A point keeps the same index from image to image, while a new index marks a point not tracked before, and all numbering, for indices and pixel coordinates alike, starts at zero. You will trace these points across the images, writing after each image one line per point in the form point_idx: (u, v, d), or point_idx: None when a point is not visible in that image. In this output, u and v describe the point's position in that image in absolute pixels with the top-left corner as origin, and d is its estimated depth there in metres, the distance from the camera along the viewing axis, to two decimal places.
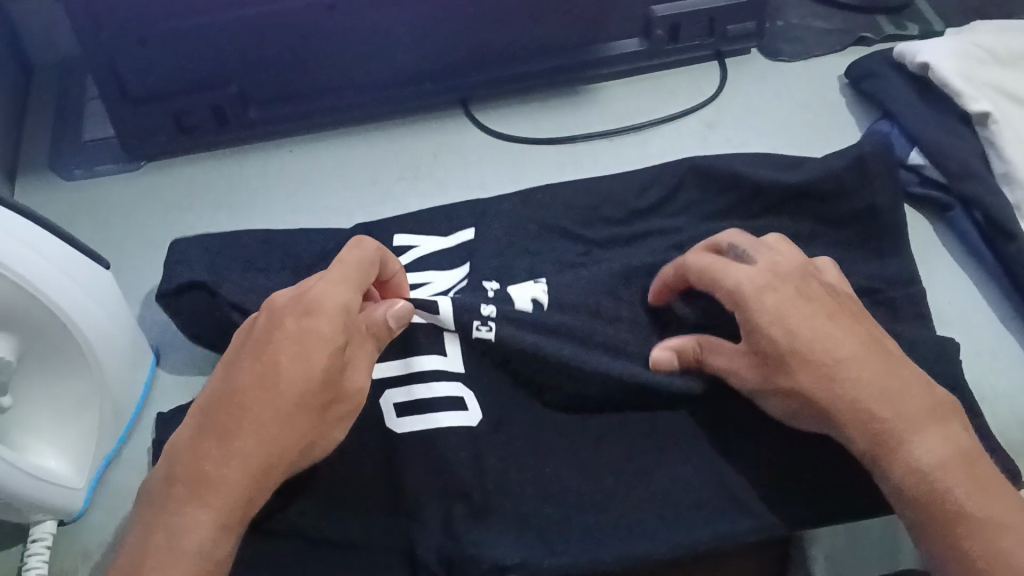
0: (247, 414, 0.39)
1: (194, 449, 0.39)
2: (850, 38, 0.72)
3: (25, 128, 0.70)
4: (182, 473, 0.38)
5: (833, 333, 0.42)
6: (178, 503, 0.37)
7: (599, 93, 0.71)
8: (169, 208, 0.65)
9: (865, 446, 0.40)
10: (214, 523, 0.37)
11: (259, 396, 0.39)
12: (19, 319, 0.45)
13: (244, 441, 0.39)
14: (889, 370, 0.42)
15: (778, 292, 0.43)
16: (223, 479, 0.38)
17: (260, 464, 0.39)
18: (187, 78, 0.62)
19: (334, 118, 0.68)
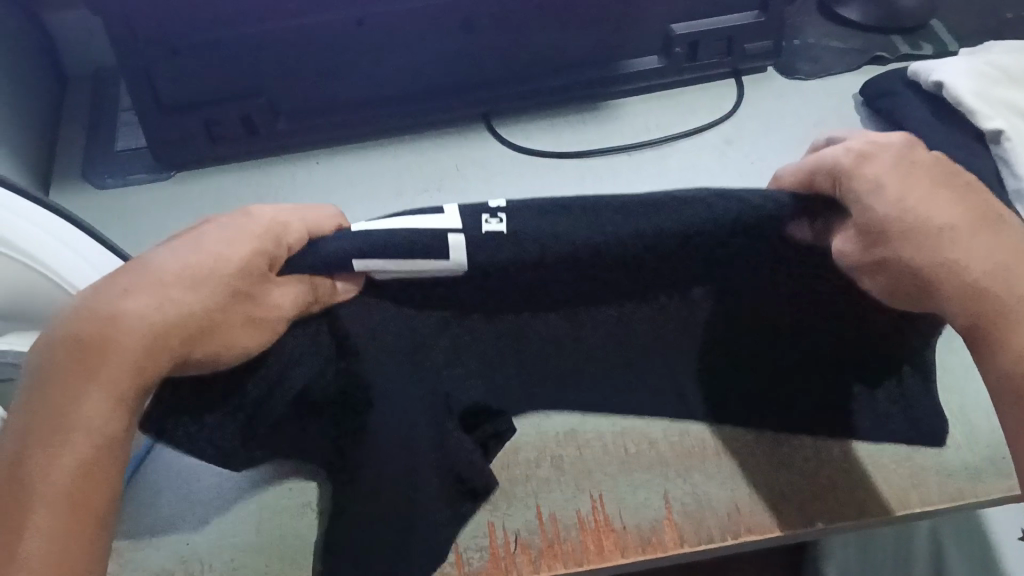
0: (160, 273, 0.35)
1: (100, 302, 0.35)
2: (866, 58, 0.74)
3: (59, 137, 0.72)
4: (85, 329, 0.34)
5: (935, 202, 0.37)
6: (76, 367, 0.34)
7: (619, 109, 0.73)
8: (197, 214, 0.66)
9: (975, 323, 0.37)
10: (97, 392, 0.34)
11: (169, 278, 0.35)
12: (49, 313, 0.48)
13: (147, 302, 0.35)
14: (1010, 242, 0.37)
15: (881, 165, 0.37)
16: (113, 341, 0.34)
17: (150, 337, 0.34)
18: (219, 89, 0.64)
19: (359, 131, 0.70)
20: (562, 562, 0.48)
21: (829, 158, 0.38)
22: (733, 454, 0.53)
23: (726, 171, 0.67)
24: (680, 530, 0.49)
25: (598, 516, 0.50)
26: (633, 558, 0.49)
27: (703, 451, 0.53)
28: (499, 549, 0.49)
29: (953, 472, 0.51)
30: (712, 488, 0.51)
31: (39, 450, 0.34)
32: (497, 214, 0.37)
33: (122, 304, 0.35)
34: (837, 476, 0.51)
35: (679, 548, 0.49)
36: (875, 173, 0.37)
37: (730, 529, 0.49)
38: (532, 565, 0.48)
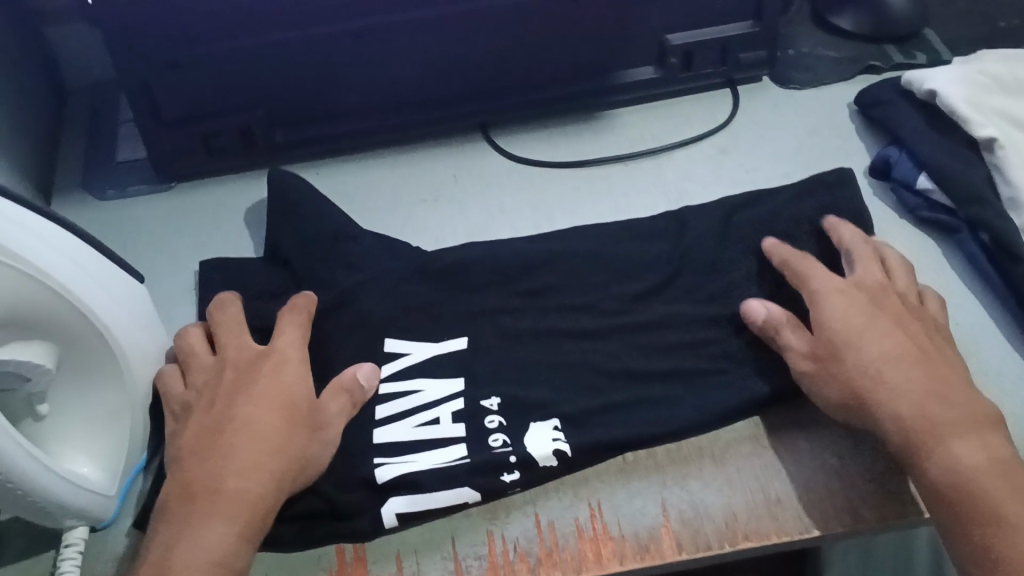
0: (240, 428, 0.47)
1: (202, 464, 0.46)
2: (860, 67, 0.74)
3: (60, 150, 0.73)
4: (193, 487, 0.45)
5: (875, 342, 0.49)
6: (193, 515, 0.44)
7: (614, 119, 0.73)
8: (196, 226, 0.67)
9: (902, 443, 0.46)
10: (218, 529, 0.43)
11: (250, 425, 0.47)
12: (44, 319, 0.46)
13: (245, 447, 0.46)
14: (943, 372, 0.48)
15: (852, 298, 0.52)
16: (225, 489, 0.45)
17: (261, 473, 0.46)
18: (218, 101, 0.64)
19: (360, 143, 0.71)
20: (561, 570, 0.49)
21: (817, 278, 0.54)
22: (729, 460, 0.53)
23: (722, 181, 0.67)
24: (678, 536, 0.50)
25: (596, 524, 0.51)
26: (631, 566, 0.49)
27: (700, 459, 0.53)
28: (498, 558, 0.49)
29: None
30: (707, 495, 0.51)
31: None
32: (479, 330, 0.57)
33: (225, 456, 0.46)
34: (831, 481, 0.51)
35: (677, 555, 0.49)
36: (846, 300, 0.52)
37: (726, 537, 0.50)
38: (531, 573, 0.49)
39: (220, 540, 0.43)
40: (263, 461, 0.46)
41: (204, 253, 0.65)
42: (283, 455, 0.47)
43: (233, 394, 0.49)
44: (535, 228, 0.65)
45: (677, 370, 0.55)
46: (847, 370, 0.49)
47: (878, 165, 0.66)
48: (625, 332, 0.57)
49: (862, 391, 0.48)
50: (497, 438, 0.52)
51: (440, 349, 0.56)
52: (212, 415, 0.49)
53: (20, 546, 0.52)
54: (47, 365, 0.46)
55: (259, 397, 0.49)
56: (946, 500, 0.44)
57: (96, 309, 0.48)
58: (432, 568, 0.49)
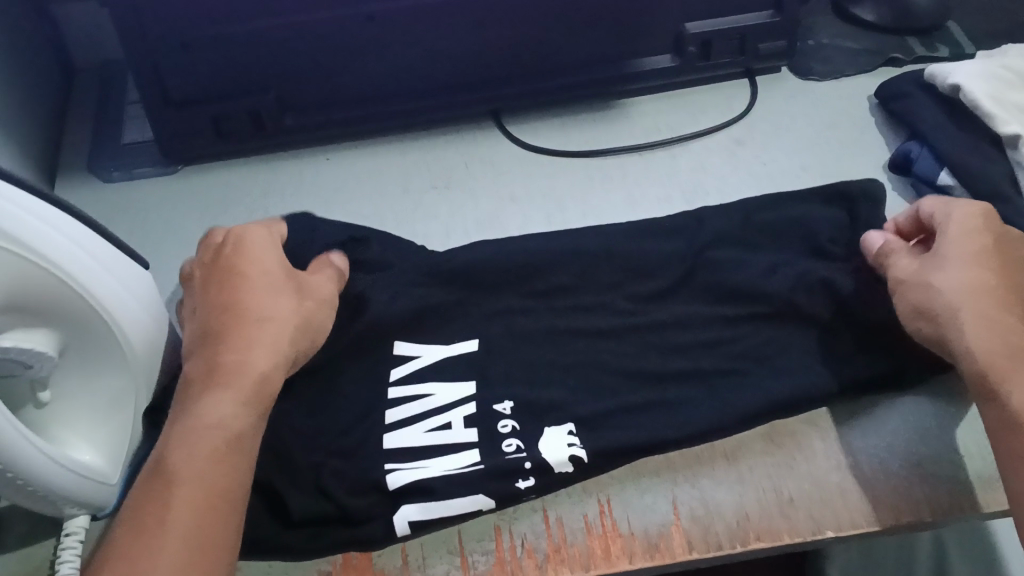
0: (230, 313, 0.48)
1: (200, 355, 0.47)
2: (880, 60, 0.73)
3: (66, 131, 0.72)
4: (193, 376, 0.46)
5: (965, 272, 0.49)
6: (196, 396, 0.45)
7: (629, 108, 0.72)
8: (203, 211, 0.66)
9: (977, 363, 0.46)
10: (224, 403, 0.45)
11: (240, 308, 0.49)
12: (46, 305, 0.45)
13: (239, 330, 0.48)
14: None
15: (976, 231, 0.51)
16: (225, 369, 0.46)
17: (256, 350, 0.47)
18: (228, 83, 0.63)
19: (369, 128, 0.69)
20: (568, 567, 0.48)
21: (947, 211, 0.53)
22: (741, 460, 0.52)
23: (738, 174, 0.66)
24: (688, 535, 0.49)
25: (605, 520, 0.50)
26: (640, 564, 0.48)
27: (711, 457, 0.52)
28: (505, 554, 0.49)
29: (963, 479, 0.50)
30: (718, 494, 0.51)
31: (179, 445, 0.42)
32: (488, 325, 0.56)
33: (221, 342, 0.47)
34: (845, 482, 0.50)
35: (688, 554, 0.48)
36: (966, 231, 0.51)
37: (738, 536, 0.49)
38: (538, 569, 0.48)
39: (228, 415, 0.44)
40: (265, 343, 0.48)
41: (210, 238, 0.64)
42: (280, 333, 0.49)
43: (218, 285, 0.50)
44: (547, 218, 0.64)
45: (689, 371, 0.54)
46: (933, 302, 0.49)
47: (897, 159, 0.65)
48: (637, 336, 0.56)
49: (943, 319, 0.48)
50: (511, 444, 0.51)
51: (452, 351, 0.55)
52: (205, 309, 0.49)
53: (20, 533, 0.51)
54: (48, 352, 0.45)
55: (246, 280, 0.50)
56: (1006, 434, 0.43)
57: (101, 296, 0.47)
58: (438, 563, 0.48)
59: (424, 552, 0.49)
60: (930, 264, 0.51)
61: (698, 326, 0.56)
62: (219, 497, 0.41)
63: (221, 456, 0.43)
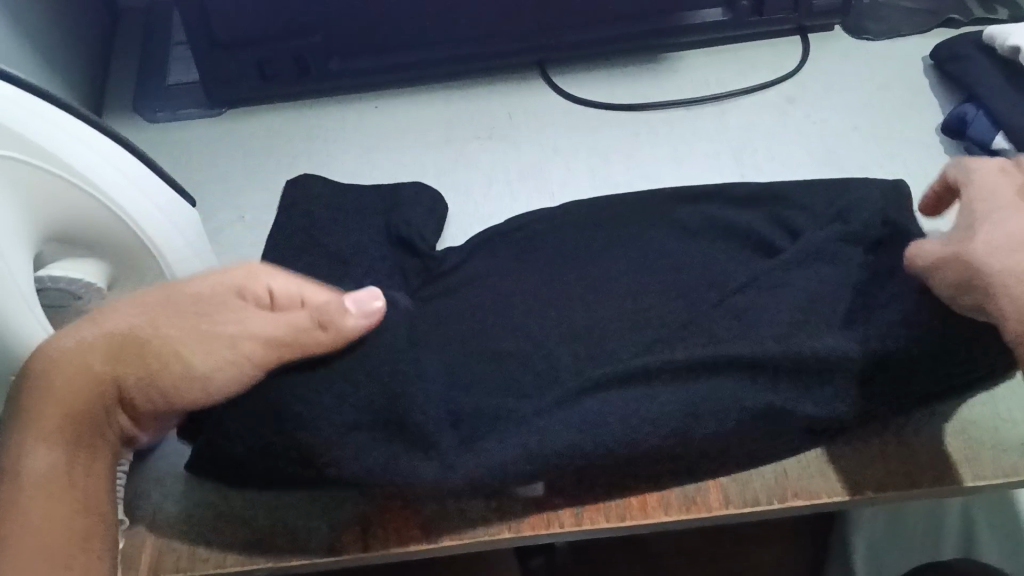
0: (93, 333, 0.42)
1: (41, 369, 0.41)
2: (937, 21, 0.71)
3: (111, 70, 0.72)
4: (29, 403, 0.41)
5: (1012, 221, 0.41)
6: (18, 439, 0.40)
7: (678, 62, 0.71)
8: (247, 154, 0.66)
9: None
10: (38, 453, 0.40)
11: (104, 336, 0.42)
12: (100, 239, 0.45)
13: (71, 360, 0.41)
14: None
15: None
16: (42, 405, 0.40)
17: (87, 386, 0.41)
18: (272, 25, 0.63)
19: (413, 75, 0.69)
20: (604, 516, 0.48)
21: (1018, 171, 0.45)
22: None
23: (787, 132, 0.65)
24: (726, 490, 0.49)
25: None
26: (676, 518, 0.48)
27: None
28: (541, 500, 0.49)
29: (1006, 446, 0.49)
30: None
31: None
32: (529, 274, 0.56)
33: (55, 357, 0.42)
34: (891, 444, 0.50)
35: (724, 509, 0.48)
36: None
37: (775, 492, 0.49)
38: (574, 518, 0.48)
39: (46, 460, 0.39)
40: (119, 353, 0.42)
41: (254, 182, 0.64)
42: (78, 366, 0.41)
43: (158, 323, 0.44)
44: (591, 171, 0.63)
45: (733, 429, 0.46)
46: (968, 256, 0.41)
47: (952, 122, 0.63)
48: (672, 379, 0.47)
49: (979, 269, 0.41)
50: None
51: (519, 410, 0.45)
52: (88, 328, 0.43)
53: None
54: (98, 283, 0.46)
55: (118, 316, 0.43)
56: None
57: (156, 237, 0.47)
58: (475, 506, 0.49)
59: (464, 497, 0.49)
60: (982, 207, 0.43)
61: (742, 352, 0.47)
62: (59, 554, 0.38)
63: (53, 506, 0.38)
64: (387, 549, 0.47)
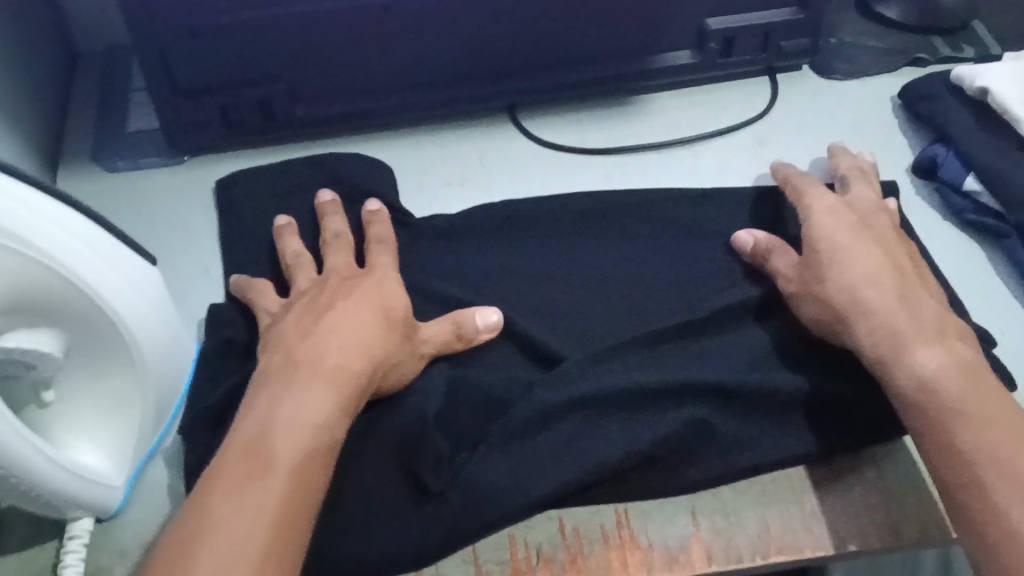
0: (346, 314, 0.48)
1: (305, 341, 0.46)
2: (905, 60, 0.71)
3: (69, 117, 0.70)
4: (300, 359, 0.45)
5: (865, 250, 0.51)
6: (298, 380, 0.44)
7: (648, 103, 0.70)
8: (210, 204, 0.64)
9: (877, 346, 0.46)
10: (327, 402, 0.43)
11: (358, 324, 0.47)
12: (53, 304, 0.43)
13: (342, 334, 0.47)
14: (911, 286, 0.49)
15: (839, 215, 0.53)
16: (324, 365, 0.45)
17: (364, 362, 0.46)
18: (236, 72, 0.62)
19: (380, 120, 0.68)
20: None
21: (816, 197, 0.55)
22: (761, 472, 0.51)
23: (759, 174, 0.64)
24: (709, 548, 0.48)
25: (623, 531, 0.49)
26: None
27: None
28: (521, 563, 0.48)
29: None
30: (739, 504, 0.49)
31: (280, 432, 0.41)
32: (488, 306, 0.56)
33: (319, 336, 0.47)
34: (869, 496, 0.49)
35: (708, 567, 0.47)
36: (830, 225, 0.52)
37: (759, 550, 0.48)
38: None
39: (319, 408, 0.43)
40: (361, 330, 0.47)
41: (217, 232, 0.62)
42: (348, 320, 0.48)
43: (338, 292, 0.50)
44: None
45: (675, 437, 0.48)
46: (824, 281, 0.50)
47: (923, 163, 0.63)
48: (603, 412, 0.49)
49: (844, 300, 0.48)
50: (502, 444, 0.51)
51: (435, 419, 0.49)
52: (315, 300, 0.50)
53: (20, 535, 0.50)
54: (53, 353, 0.44)
55: (371, 291, 0.50)
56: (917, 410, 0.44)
57: (112, 300, 0.45)
58: (452, 571, 0.47)
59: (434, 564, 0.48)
60: (816, 245, 0.51)
61: (652, 373, 0.51)
62: (296, 500, 0.39)
63: (306, 455, 0.41)
64: None
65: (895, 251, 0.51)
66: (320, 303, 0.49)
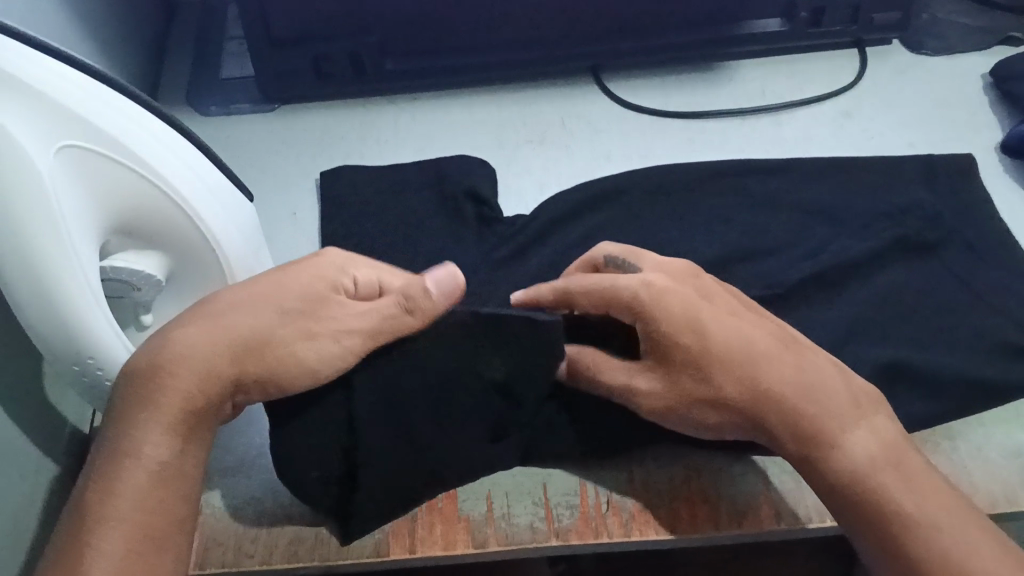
0: (215, 306, 0.40)
1: (156, 344, 0.39)
2: (997, 38, 0.70)
3: (165, 63, 0.72)
4: (140, 371, 0.39)
5: (742, 331, 0.43)
6: (135, 405, 0.38)
7: (733, 71, 0.70)
8: (299, 152, 0.66)
9: (799, 443, 0.41)
10: (159, 430, 0.38)
11: (224, 311, 0.40)
12: (157, 228, 0.45)
13: (199, 327, 0.39)
14: (800, 352, 0.43)
15: (680, 291, 0.43)
16: (169, 375, 0.38)
17: (210, 366, 0.39)
18: (330, 23, 0.63)
19: (465, 78, 0.68)
20: (653, 527, 0.48)
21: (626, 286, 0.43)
22: None
23: (844, 146, 0.64)
24: (778, 507, 0.48)
25: (693, 485, 0.49)
26: (726, 531, 0.48)
27: None
28: (590, 509, 0.49)
29: None
30: None
31: (112, 477, 0.37)
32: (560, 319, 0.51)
33: (176, 333, 0.39)
34: (942, 466, 0.49)
35: (776, 525, 0.48)
36: (675, 301, 0.43)
37: (827, 513, 0.48)
38: (623, 527, 0.48)
39: (156, 442, 0.37)
40: (236, 315, 0.40)
41: (305, 179, 0.64)
42: (208, 313, 0.40)
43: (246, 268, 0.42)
44: None
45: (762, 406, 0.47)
46: (723, 381, 0.41)
47: (1012, 141, 0.62)
48: None
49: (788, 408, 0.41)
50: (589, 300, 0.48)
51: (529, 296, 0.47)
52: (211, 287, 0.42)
53: None
54: (154, 274, 0.45)
55: (247, 272, 0.42)
56: (849, 504, 0.39)
57: (215, 227, 0.46)
58: (523, 512, 0.49)
59: (503, 506, 0.49)
60: (684, 342, 0.42)
61: None
62: (133, 553, 0.36)
63: (146, 495, 0.37)
64: (433, 552, 0.47)
65: (765, 319, 0.44)
66: (205, 311, 0.40)
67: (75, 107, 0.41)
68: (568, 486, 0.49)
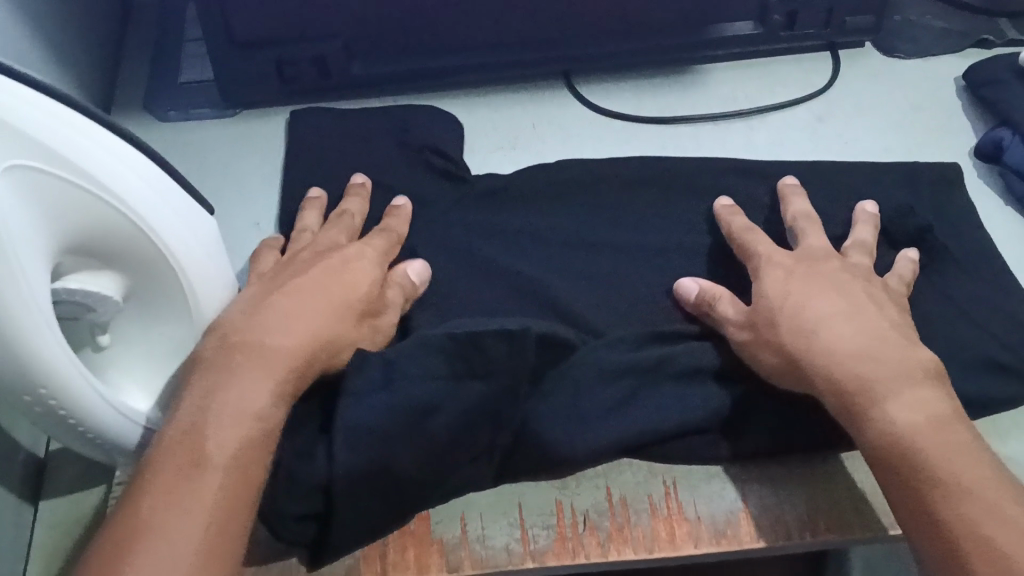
0: (303, 292, 0.44)
1: (247, 317, 0.42)
2: (969, 41, 0.70)
3: (121, 66, 0.70)
4: (239, 336, 0.41)
5: (823, 297, 0.44)
6: (235, 361, 0.40)
7: (705, 74, 0.69)
8: (261, 158, 0.64)
9: (840, 398, 0.41)
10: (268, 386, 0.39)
11: (313, 299, 0.44)
12: (115, 248, 0.43)
13: (293, 305, 0.43)
14: (876, 322, 0.44)
15: (786, 272, 0.46)
16: (271, 343, 0.41)
17: (311, 345, 0.42)
18: (293, 27, 0.61)
19: (434, 82, 0.67)
20: (631, 547, 0.47)
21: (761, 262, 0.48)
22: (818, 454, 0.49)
23: (818, 151, 0.63)
24: (758, 523, 0.47)
25: (671, 503, 0.48)
26: (706, 550, 0.47)
27: None
28: (566, 529, 0.47)
29: None
30: (787, 480, 0.48)
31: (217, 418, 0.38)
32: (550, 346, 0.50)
33: (270, 311, 0.43)
34: None
35: (756, 542, 0.46)
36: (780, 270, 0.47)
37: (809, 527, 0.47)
38: (600, 548, 0.47)
39: (258, 394, 0.39)
40: (313, 308, 0.43)
41: (268, 187, 0.62)
42: (294, 298, 0.44)
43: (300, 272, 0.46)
44: None
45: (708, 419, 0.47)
46: (777, 333, 0.44)
47: (986, 146, 0.61)
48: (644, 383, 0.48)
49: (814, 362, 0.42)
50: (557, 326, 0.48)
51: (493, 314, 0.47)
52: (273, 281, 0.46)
53: (69, 478, 0.50)
54: (113, 297, 0.43)
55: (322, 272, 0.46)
56: (898, 479, 0.39)
57: (176, 247, 0.44)
58: (497, 534, 0.47)
59: (478, 527, 0.48)
60: (765, 298, 0.45)
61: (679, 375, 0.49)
62: (234, 489, 0.36)
63: (248, 444, 0.38)
64: None
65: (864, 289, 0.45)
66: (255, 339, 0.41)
67: (28, 127, 0.38)
68: (542, 506, 0.48)
